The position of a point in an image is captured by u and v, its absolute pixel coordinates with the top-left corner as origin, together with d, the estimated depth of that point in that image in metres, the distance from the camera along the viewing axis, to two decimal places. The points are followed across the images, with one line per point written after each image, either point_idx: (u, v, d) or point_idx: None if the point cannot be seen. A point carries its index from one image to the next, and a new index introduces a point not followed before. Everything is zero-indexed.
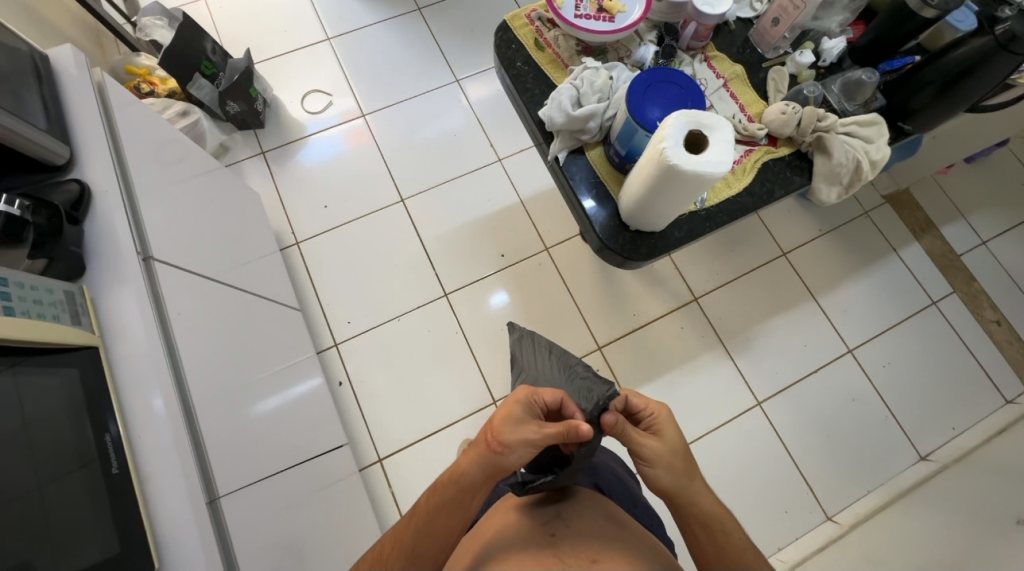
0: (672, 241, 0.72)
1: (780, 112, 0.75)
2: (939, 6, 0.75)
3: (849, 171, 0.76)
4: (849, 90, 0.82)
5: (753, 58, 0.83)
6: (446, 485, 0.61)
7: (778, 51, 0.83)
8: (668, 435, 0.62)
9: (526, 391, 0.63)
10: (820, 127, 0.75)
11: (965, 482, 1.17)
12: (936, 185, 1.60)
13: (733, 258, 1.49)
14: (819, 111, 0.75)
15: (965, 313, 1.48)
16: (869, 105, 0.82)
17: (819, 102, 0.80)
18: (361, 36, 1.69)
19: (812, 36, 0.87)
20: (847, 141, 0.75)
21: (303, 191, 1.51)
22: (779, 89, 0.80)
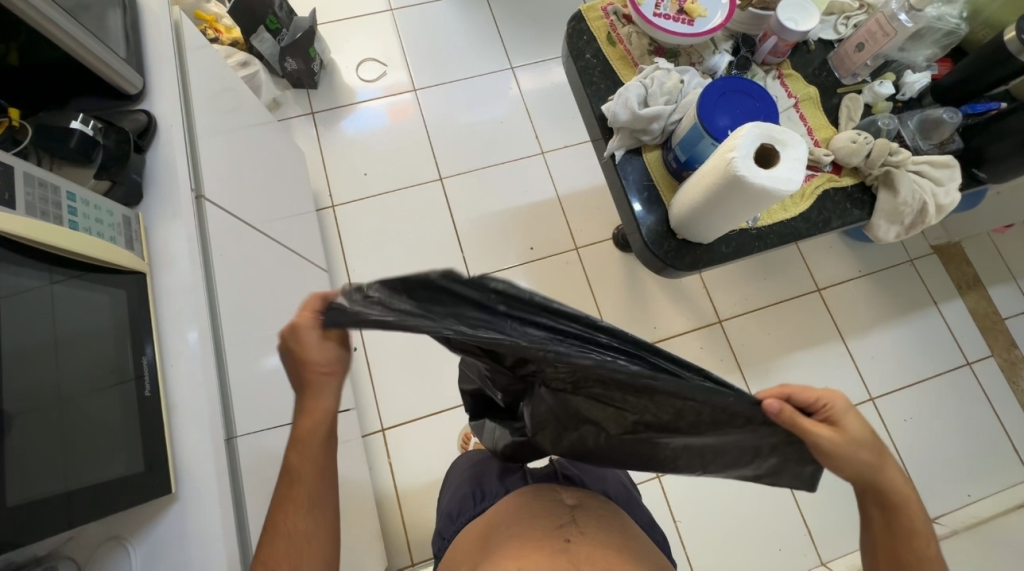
0: (717, 255, 0.71)
1: (851, 140, 0.73)
2: None
3: (914, 211, 0.73)
4: (926, 128, 0.79)
5: (828, 82, 0.81)
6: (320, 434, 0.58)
7: (856, 78, 0.81)
8: (849, 427, 0.53)
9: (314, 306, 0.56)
10: (891, 161, 0.72)
11: (975, 551, 1.12)
12: (991, 243, 1.53)
13: (764, 285, 1.45)
14: (892, 145, 0.72)
15: (1001, 380, 1.42)
16: (944, 147, 0.79)
17: (892, 136, 0.78)
18: (423, 11, 1.69)
19: (894, 68, 0.83)
20: (916, 179, 0.72)
21: (346, 155, 1.53)
22: (852, 117, 0.78)
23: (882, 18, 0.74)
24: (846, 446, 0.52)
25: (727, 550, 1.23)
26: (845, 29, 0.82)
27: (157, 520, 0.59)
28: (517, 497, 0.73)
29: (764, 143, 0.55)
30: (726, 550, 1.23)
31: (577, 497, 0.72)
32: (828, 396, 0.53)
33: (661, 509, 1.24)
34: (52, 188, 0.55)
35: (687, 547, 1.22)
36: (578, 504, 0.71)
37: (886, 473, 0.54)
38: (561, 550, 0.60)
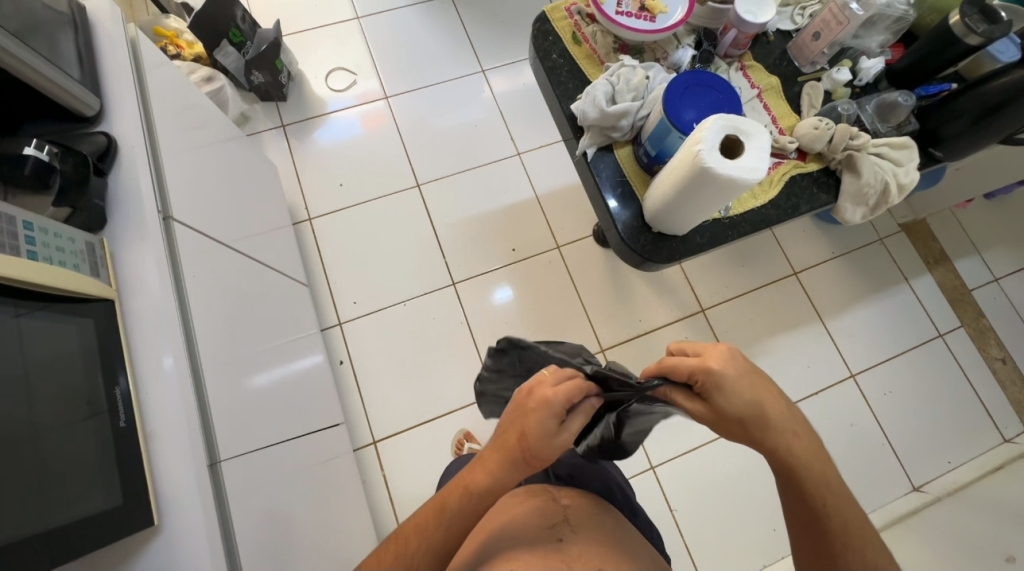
0: (692, 245, 0.72)
1: (813, 126, 0.75)
2: (984, 34, 0.74)
3: (876, 192, 0.75)
4: (883, 111, 0.81)
5: (789, 72, 0.83)
6: (515, 454, 0.56)
7: (815, 67, 0.83)
8: (720, 402, 0.55)
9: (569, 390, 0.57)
10: (852, 145, 0.75)
11: (958, 517, 1.17)
12: (953, 218, 1.60)
13: (742, 272, 1.48)
14: (853, 129, 0.74)
15: (971, 349, 1.47)
16: (902, 128, 0.82)
17: (852, 121, 0.80)
18: (390, 18, 1.68)
19: (850, 55, 0.86)
20: (876, 161, 0.75)
21: (320, 167, 1.51)
22: (813, 104, 0.80)
23: (837, 7, 0.76)
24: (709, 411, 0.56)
25: (723, 533, 1.25)
26: (801, 19, 0.85)
27: (142, 554, 0.58)
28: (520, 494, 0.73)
29: (731, 134, 0.56)
30: (723, 535, 1.25)
31: (570, 496, 0.73)
32: (700, 371, 0.56)
33: (657, 499, 1.26)
34: (7, 218, 0.52)
35: (685, 534, 1.24)
36: (571, 502, 0.71)
37: (781, 452, 0.54)
38: (555, 549, 0.60)
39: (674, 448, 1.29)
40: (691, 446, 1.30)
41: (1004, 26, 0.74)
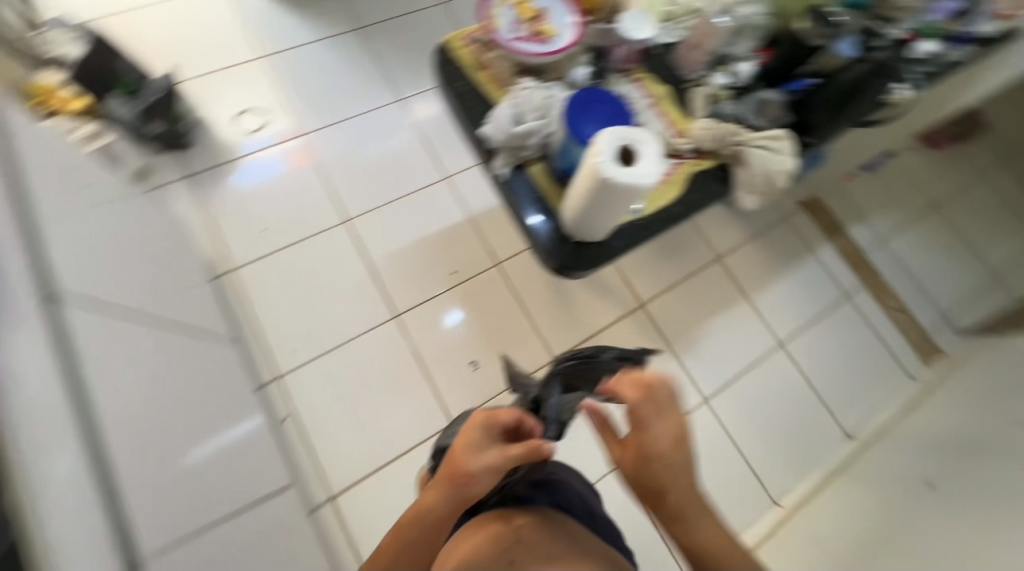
0: (612, 249, 0.75)
1: (704, 128, 0.83)
2: (826, 39, 0.83)
3: (762, 180, 0.81)
4: (760, 108, 0.87)
5: (675, 80, 0.91)
6: (446, 474, 0.69)
7: (698, 74, 0.91)
8: (654, 421, 0.67)
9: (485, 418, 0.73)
10: (737, 140, 0.81)
11: (887, 462, 1.31)
12: (842, 191, 1.80)
13: (674, 264, 1.58)
14: (734, 127, 0.81)
15: (873, 304, 1.66)
16: (776, 121, 0.87)
17: (733, 118, 0.85)
18: (297, 54, 1.63)
19: (726, 62, 0.92)
20: (759, 152, 0.80)
21: (238, 214, 1.43)
22: (700, 107, 0.87)
23: (704, 27, 0.85)
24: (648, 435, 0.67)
25: None
26: (678, 33, 0.93)
27: None
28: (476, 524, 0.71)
29: (623, 147, 0.60)
30: None
31: (527, 513, 0.73)
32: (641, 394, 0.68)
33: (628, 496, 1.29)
34: None
35: (659, 524, 1.28)
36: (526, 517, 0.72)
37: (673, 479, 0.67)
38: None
39: None
40: (649, 440, 1.35)
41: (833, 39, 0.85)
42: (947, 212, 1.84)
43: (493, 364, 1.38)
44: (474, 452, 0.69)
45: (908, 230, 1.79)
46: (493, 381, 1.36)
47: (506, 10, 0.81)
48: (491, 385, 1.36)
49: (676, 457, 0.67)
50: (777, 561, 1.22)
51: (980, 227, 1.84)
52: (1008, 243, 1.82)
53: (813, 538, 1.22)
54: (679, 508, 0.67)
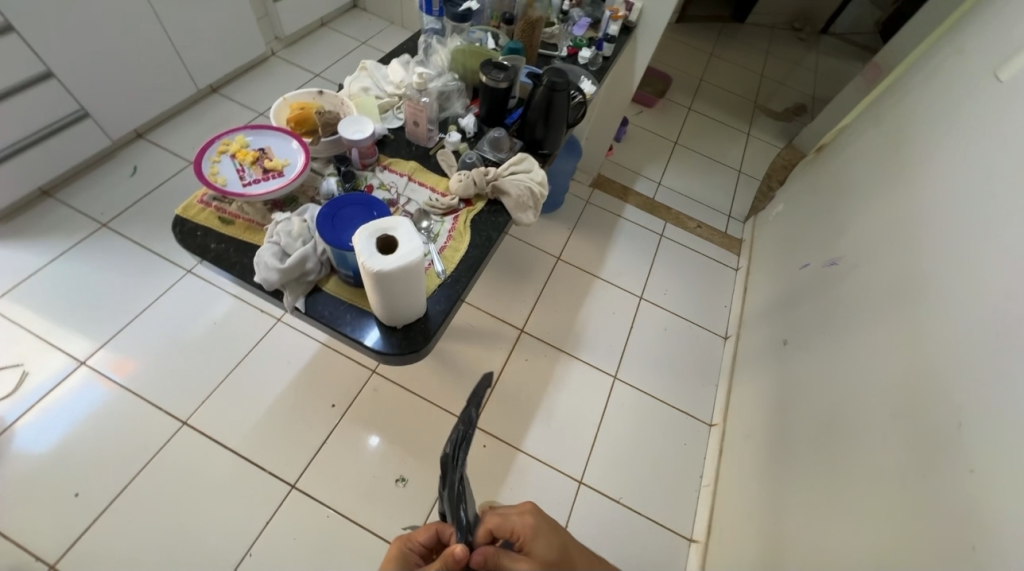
0: (438, 317, 0.73)
1: (459, 180, 0.86)
2: (506, 79, 0.91)
3: (529, 197, 0.89)
4: (496, 145, 0.94)
5: (420, 152, 0.92)
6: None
7: (435, 139, 0.94)
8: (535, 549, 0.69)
9: (403, 543, 0.70)
10: (491, 177, 0.87)
11: (756, 339, 1.56)
12: (614, 164, 2.17)
13: (528, 284, 1.71)
14: (482, 168, 0.87)
15: (681, 231, 2.00)
16: (514, 150, 0.96)
17: (480, 161, 0.92)
18: (36, 283, 1.38)
19: (451, 121, 0.97)
20: (514, 178, 0.88)
21: (31, 497, 1.11)
22: (453, 164, 0.91)
23: (413, 102, 0.88)
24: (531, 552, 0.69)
25: (656, 479, 1.40)
26: (399, 111, 0.94)
27: None
28: None
29: (381, 237, 0.58)
30: (657, 480, 1.40)
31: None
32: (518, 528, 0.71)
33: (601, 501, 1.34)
34: None
35: (636, 506, 1.35)
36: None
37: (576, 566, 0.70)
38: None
39: (580, 455, 1.41)
40: (590, 439, 1.44)
41: (510, 70, 0.91)
42: (685, 144, 2.35)
43: (419, 471, 1.28)
44: None
45: (671, 168, 2.23)
46: (427, 486, 1.26)
47: (224, 160, 0.76)
48: (428, 491, 1.26)
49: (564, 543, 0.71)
50: (735, 472, 1.33)
51: (709, 144, 2.38)
52: (731, 146, 2.39)
53: (745, 436, 1.36)
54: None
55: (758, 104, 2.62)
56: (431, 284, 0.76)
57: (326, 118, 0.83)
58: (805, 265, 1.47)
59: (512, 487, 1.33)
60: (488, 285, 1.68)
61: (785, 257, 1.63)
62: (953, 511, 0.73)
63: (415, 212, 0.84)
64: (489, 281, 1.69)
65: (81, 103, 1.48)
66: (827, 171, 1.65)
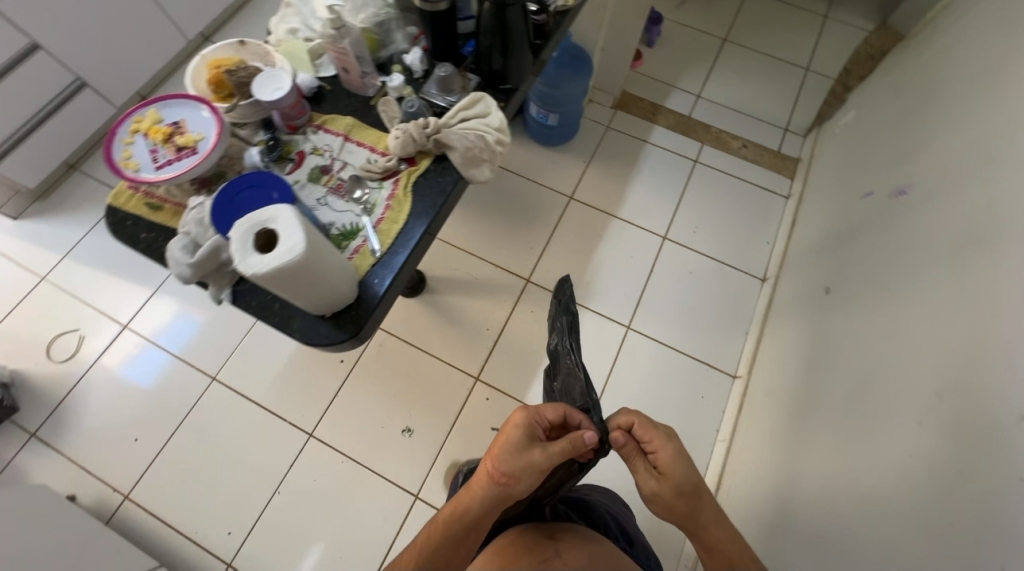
0: (370, 304, 0.67)
1: (395, 137, 0.74)
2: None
3: (480, 149, 0.75)
4: (444, 86, 0.79)
5: (359, 104, 0.80)
6: (485, 479, 0.78)
7: (375, 85, 0.81)
8: (674, 474, 0.77)
9: (530, 415, 0.79)
10: (433, 130, 0.74)
11: (797, 282, 1.34)
12: (641, 76, 1.84)
13: (535, 229, 1.58)
14: (422, 119, 0.74)
15: (721, 155, 1.70)
16: (467, 89, 0.80)
17: (426, 109, 0.78)
18: (78, 254, 1.52)
19: (394, 60, 0.82)
20: (459, 129, 0.75)
21: (103, 440, 1.32)
22: (394, 116, 0.78)
23: (334, 47, 0.75)
24: (668, 478, 0.77)
25: None
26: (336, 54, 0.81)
27: None
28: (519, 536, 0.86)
29: (260, 233, 0.51)
30: None
31: (565, 530, 0.90)
32: (657, 454, 0.78)
33: None
34: None
35: None
36: (564, 535, 0.89)
37: (699, 521, 0.78)
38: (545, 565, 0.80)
39: None
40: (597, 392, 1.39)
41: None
42: (737, 41, 1.91)
43: (423, 422, 1.33)
44: (519, 453, 0.76)
45: (715, 73, 1.84)
46: (431, 436, 1.32)
47: (137, 141, 0.71)
48: (431, 440, 1.31)
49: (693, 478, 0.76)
50: (753, 430, 1.23)
51: (770, 36, 1.92)
52: (799, 37, 1.91)
53: (769, 393, 1.23)
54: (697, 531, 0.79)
55: None
56: (363, 263, 0.69)
57: (237, 80, 0.74)
58: (866, 194, 1.19)
59: None
60: (492, 232, 1.57)
61: (845, 183, 1.33)
62: (993, 519, 0.59)
63: (349, 178, 0.74)
64: (493, 228, 1.58)
65: (73, 72, 1.48)
66: (919, 62, 1.26)
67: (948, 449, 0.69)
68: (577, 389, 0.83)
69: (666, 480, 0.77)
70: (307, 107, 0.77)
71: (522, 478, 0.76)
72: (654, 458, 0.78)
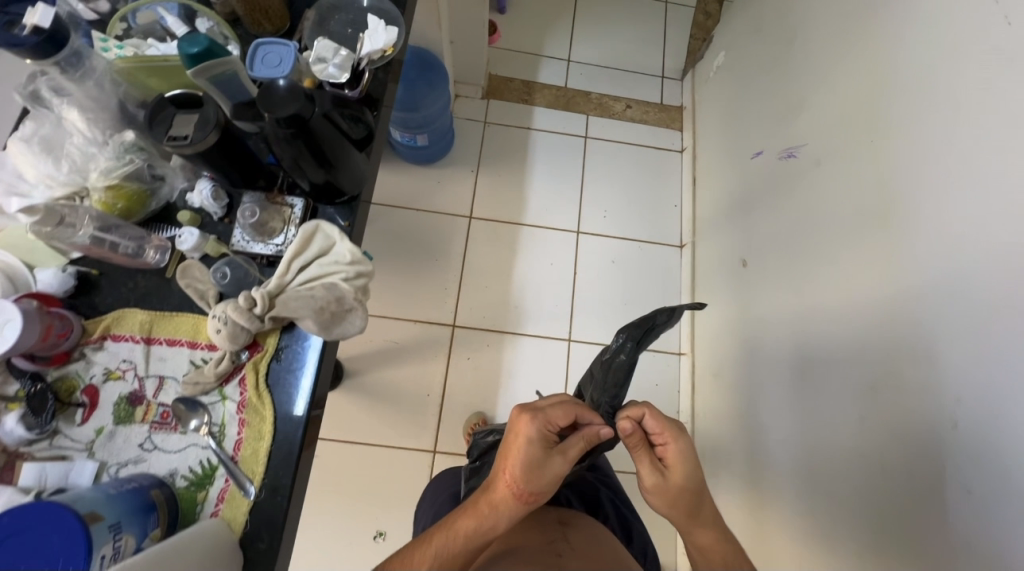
0: (264, 563, 0.52)
1: (218, 328, 0.54)
2: (197, 140, 0.50)
3: (334, 305, 0.58)
4: (262, 231, 0.59)
5: (151, 282, 0.58)
6: (507, 496, 0.62)
7: (161, 247, 0.57)
8: (678, 473, 0.64)
9: (543, 413, 0.65)
10: (265, 302, 0.55)
11: (714, 247, 1.34)
12: (503, 51, 1.63)
13: (443, 265, 1.41)
14: (246, 293, 0.55)
15: (609, 123, 1.59)
16: (292, 222, 0.60)
17: (249, 267, 0.58)
18: None
19: (178, 203, 0.59)
20: (302, 290, 0.57)
21: None
22: (205, 288, 0.57)
23: (79, 247, 0.52)
24: (671, 476, 0.64)
25: None
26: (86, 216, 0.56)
27: None
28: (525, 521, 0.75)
29: None
30: None
31: (570, 517, 0.78)
32: (666, 449, 0.65)
33: None
34: None
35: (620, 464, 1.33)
36: (571, 520, 0.77)
37: (689, 532, 0.66)
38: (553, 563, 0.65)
39: None
40: None
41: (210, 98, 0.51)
42: None
43: (394, 520, 1.22)
44: (532, 459, 0.62)
45: (578, 30, 1.68)
46: (409, 529, 1.22)
47: None
48: (411, 534, 1.22)
49: (696, 474, 0.64)
50: (711, 407, 1.26)
51: None
52: None
53: (716, 369, 1.26)
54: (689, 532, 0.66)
55: None
56: (236, 513, 0.53)
57: None
58: (757, 153, 1.16)
59: None
60: (399, 285, 1.38)
61: (734, 137, 1.29)
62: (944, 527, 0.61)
63: (174, 401, 0.55)
64: (398, 280, 1.39)
65: None
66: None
67: (894, 402, 0.70)
68: (609, 378, 0.74)
69: (666, 478, 0.64)
70: (69, 321, 0.54)
71: (542, 487, 0.63)
72: (664, 452, 0.65)
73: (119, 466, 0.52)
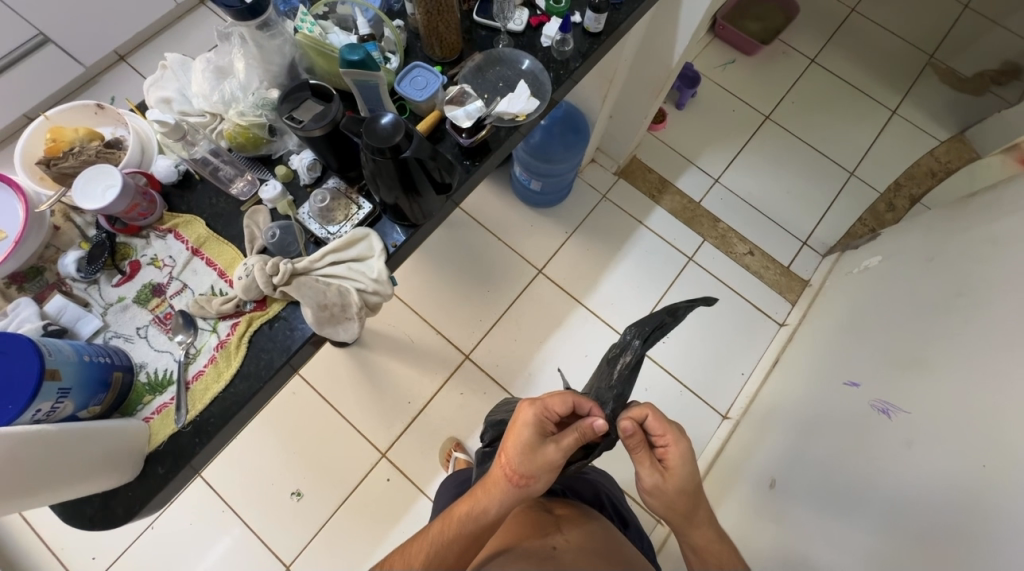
0: (151, 485, 0.56)
1: (241, 276, 0.60)
2: (309, 129, 0.57)
3: (338, 306, 0.62)
4: (323, 213, 0.65)
5: (227, 207, 0.65)
6: (501, 479, 0.62)
7: (253, 186, 0.66)
8: (678, 470, 0.64)
9: (543, 402, 0.65)
10: (287, 275, 0.60)
11: (757, 440, 1.18)
12: (659, 142, 1.61)
13: (490, 298, 1.43)
14: (278, 260, 0.60)
15: (722, 257, 1.49)
16: (351, 220, 0.64)
17: (296, 237, 0.63)
18: None
19: (283, 160, 0.68)
20: (324, 282, 0.62)
21: None
22: (257, 236, 0.64)
23: (189, 161, 0.65)
24: (671, 477, 0.64)
25: None
26: (215, 135, 0.66)
27: None
28: (520, 519, 0.76)
29: None
30: None
31: (564, 507, 0.81)
32: (667, 449, 0.65)
33: None
34: None
35: None
36: (564, 511, 0.79)
37: (687, 531, 0.67)
38: (548, 557, 0.66)
39: None
40: None
41: (337, 99, 0.60)
42: (783, 122, 1.65)
43: (316, 489, 1.25)
44: (527, 447, 0.61)
45: (742, 157, 1.60)
46: (320, 505, 1.24)
47: None
48: (320, 511, 1.23)
49: (694, 475, 0.65)
50: None
51: (823, 125, 1.65)
52: (855, 132, 1.64)
53: None
54: (686, 533, 0.67)
55: (932, 61, 1.72)
56: (161, 430, 0.57)
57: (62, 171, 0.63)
58: (852, 382, 1.00)
59: (402, 532, 1.22)
60: (443, 293, 1.42)
61: (840, 347, 1.13)
62: None
63: (180, 310, 0.61)
64: (446, 288, 1.43)
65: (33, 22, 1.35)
66: (967, 226, 1.02)
67: None
68: (619, 375, 0.81)
69: (669, 476, 0.64)
70: (154, 207, 0.64)
71: (536, 480, 0.62)
72: (665, 453, 0.65)
73: (114, 335, 0.60)
